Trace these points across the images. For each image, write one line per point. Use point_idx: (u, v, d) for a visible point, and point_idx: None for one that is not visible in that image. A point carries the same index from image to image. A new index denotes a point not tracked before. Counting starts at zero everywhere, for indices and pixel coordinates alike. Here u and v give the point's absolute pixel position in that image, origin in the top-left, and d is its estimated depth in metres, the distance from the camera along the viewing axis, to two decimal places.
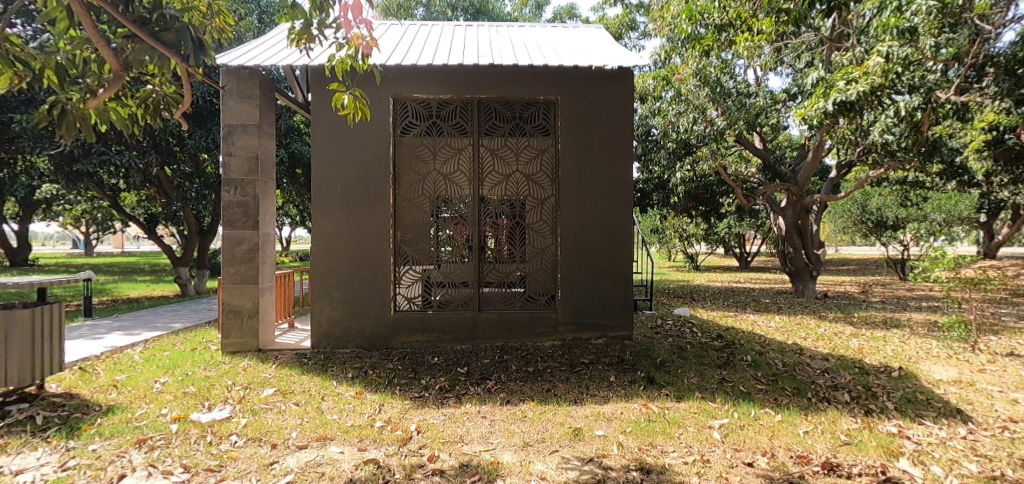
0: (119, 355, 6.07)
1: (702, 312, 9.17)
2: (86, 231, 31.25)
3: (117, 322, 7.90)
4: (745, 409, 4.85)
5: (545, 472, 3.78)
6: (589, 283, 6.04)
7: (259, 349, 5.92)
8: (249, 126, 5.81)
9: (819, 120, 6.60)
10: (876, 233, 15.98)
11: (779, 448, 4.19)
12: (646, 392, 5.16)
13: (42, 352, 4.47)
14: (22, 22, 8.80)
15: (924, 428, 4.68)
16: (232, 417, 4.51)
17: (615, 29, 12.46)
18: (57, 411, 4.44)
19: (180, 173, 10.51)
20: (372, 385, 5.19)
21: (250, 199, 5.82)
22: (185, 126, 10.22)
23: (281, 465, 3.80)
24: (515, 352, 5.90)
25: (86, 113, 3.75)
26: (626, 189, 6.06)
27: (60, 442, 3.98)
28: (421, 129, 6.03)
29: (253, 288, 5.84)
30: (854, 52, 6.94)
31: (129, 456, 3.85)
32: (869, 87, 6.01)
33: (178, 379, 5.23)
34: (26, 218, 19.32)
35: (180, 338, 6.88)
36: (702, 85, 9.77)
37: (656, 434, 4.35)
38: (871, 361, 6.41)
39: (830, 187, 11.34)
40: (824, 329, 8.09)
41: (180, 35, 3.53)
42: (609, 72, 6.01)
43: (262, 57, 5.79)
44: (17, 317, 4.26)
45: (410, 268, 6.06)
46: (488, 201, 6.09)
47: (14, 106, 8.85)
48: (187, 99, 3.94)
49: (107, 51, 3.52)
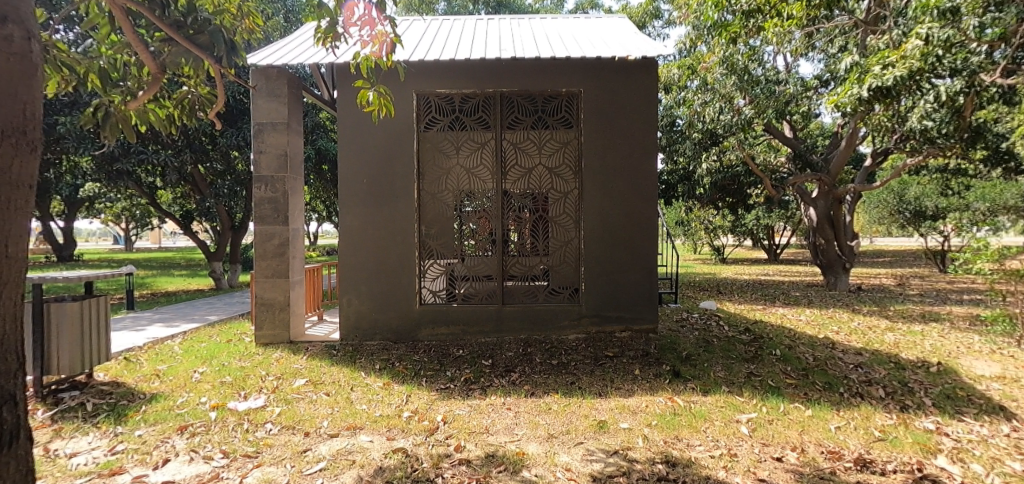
0: (160, 346, 6.35)
1: (729, 306, 8.99)
2: (126, 228, 32.46)
3: (157, 314, 8.28)
4: (773, 404, 4.78)
5: (570, 463, 3.81)
6: (612, 275, 6.03)
7: (290, 341, 6.10)
8: (278, 124, 5.95)
9: (854, 107, 6.43)
10: (914, 224, 15.49)
11: (809, 443, 4.13)
12: (671, 385, 5.13)
13: (89, 343, 4.71)
14: (65, 27, 9.19)
15: (965, 425, 4.53)
16: (267, 405, 4.69)
17: (638, 18, 12.23)
18: (106, 398, 4.70)
19: (213, 170, 10.87)
20: (399, 377, 5.31)
21: (280, 196, 5.98)
22: (218, 125, 10.54)
23: (314, 452, 3.93)
24: (539, 345, 5.91)
25: (127, 114, 3.91)
26: (650, 181, 5.99)
27: (109, 427, 4.22)
28: (444, 124, 6.07)
29: (284, 282, 6.02)
30: (890, 35, 6.64)
31: (172, 441, 4.05)
32: (907, 71, 5.78)
33: (216, 369, 5.47)
34: (72, 214, 20.29)
35: (216, 330, 7.14)
36: (729, 74, 9.49)
37: (682, 427, 4.33)
38: (908, 356, 6.22)
39: (865, 176, 10.88)
40: (857, 323, 7.85)
41: (213, 38, 3.62)
42: (634, 63, 5.95)
43: (289, 56, 5.93)
44: (68, 309, 4.52)
45: (434, 261, 6.13)
46: (510, 195, 6.13)
47: (60, 109, 9.27)
48: (221, 99, 4.04)
49: (147, 55, 3.63)
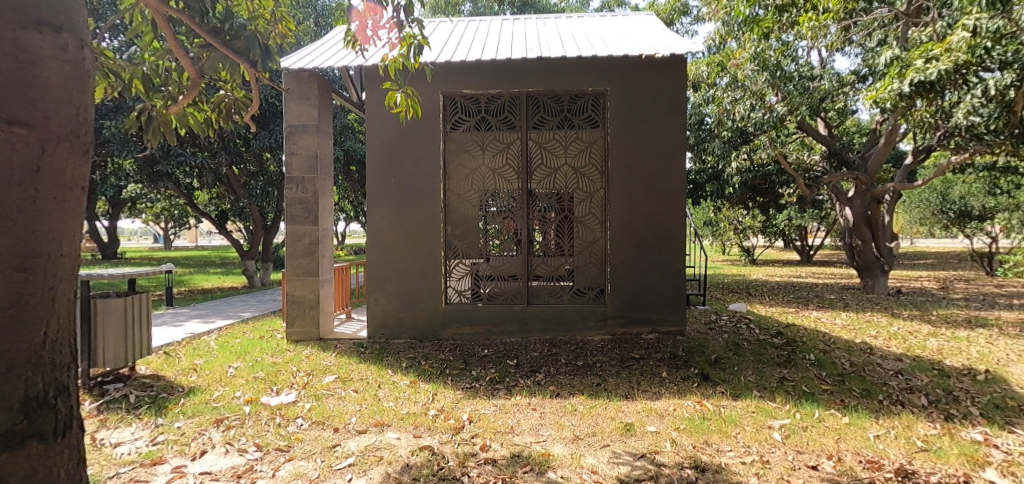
0: (197, 341, 6.60)
1: (760, 308, 8.76)
2: (166, 227, 33.80)
3: (194, 310, 8.58)
4: (808, 410, 4.63)
5: (596, 466, 3.77)
6: (639, 276, 5.95)
7: (320, 338, 6.24)
8: (308, 126, 6.10)
9: (894, 102, 6.18)
10: (959, 225, 14.81)
11: (846, 452, 3.98)
12: (700, 389, 5.02)
13: (132, 337, 4.94)
14: (110, 36, 9.63)
15: (1016, 437, 4.29)
16: (297, 401, 4.81)
17: (665, 15, 12.04)
18: (147, 391, 4.90)
19: (245, 172, 11.21)
20: (425, 375, 5.37)
21: (310, 196, 6.12)
22: (251, 128, 10.87)
23: (343, 448, 4.01)
24: (564, 346, 5.88)
25: (167, 118, 4.06)
26: (678, 180, 5.89)
27: (150, 419, 4.40)
28: (470, 125, 6.10)
29: (314, 280, 6.16)
30: (934, 28, 6.38)
31: (209, 434, 4.19)
32: (952, 65, 5.51)
33: (249, 365, 5.63)
34: (115, 214, 21.26)
35: (249, 326, 7.36)
36: (760, 70, 9.26)
37: (712, 432, 4.24)
38: (952, 363, 5.93)
39: (904, 174, 10.47)
40: (897, 328, 7.52)
41: (249, 43, 3.73)
42: (661, 61, 5.86)
43: (319, 59, 6.07)
44: (113, 304, 4.75)
45: (460, 261, 6.18)
46: (536, 195, 6.12)
47: (106, 114, 9.72)
48: (256, 103, 4.16)
49: (186, 61, 3.73)
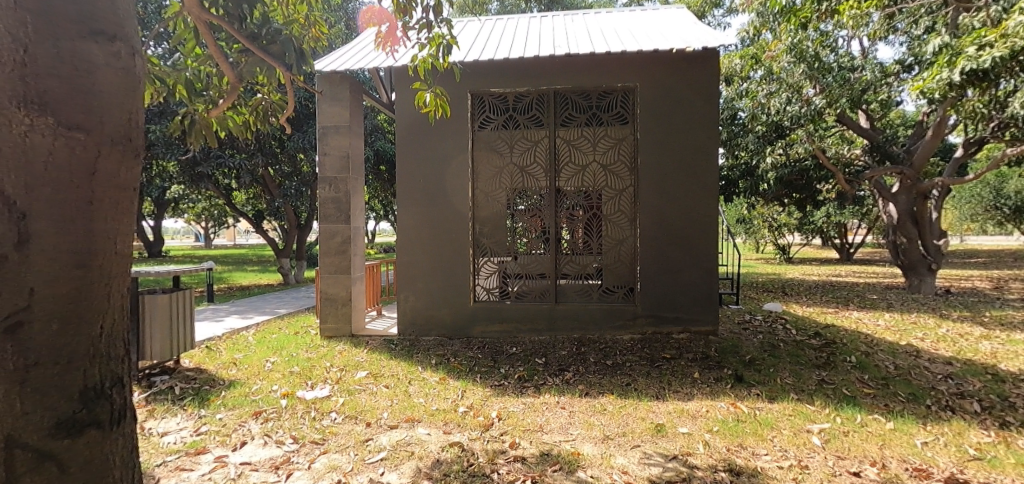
0: (236, 336, 6.84)
1: (797, 308, 8.48)
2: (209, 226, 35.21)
3: (233, 307, 8.89)
4: (849, 415, 4.45)
5: (626, 466, 3.71)
6: (669, 275, 5.84)
7: (352, 334, 6.38)
8: (341, 127, 6.23)
9: (943, 92, 5.88)
10: None
11: (891, 459, 3.80)
12: (734, 390, 4.90)
13: (177, 332, 5.18)
14: (155, 43, 10.06)
15: None
16: (331, 395, 4.93)
17: (697, 8, 11.78)
18: (191, 383, 5.12)
19: (280, 173, 11.56)
20: (455, 372, 5.41)
21: (343, 195, 6.25)
22: (286, 130, 11.19)
23: (375, 442, 4.08)
24: (592, 345, 5.83)
25: (209, 121, 4.22)
26: (710, 177, 5.75)
27: (193, 410, 4.58)
28: (498, 123, 6.11)
29: (346, 278, 6.30)
30: (988, 12, 6.05)
31: (248, 425, 4.35)
32: (1007, 52, 5.10)
33: (286, 360, 5.81)
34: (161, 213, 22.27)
35: (284, 323, 7.58)
36: (797, 61, 8.95)
37: (747, 435, 4.13)
38: (1008, 367, 5.60)
39: (954, 167, 9.97)
40: (946, 330, 7.15)
41: (285, 47, 3.84)
42: (692, 55, 5.73)
43: (351, 62, 6.19)
44: (159, 300, 4.99)
45: (488, 259, 6.21)
46: (564, 193, 6.08)
47: (152, 118, 10.17)
48: (291, 105, 4.27)
49: (226, 66, 3.86)
